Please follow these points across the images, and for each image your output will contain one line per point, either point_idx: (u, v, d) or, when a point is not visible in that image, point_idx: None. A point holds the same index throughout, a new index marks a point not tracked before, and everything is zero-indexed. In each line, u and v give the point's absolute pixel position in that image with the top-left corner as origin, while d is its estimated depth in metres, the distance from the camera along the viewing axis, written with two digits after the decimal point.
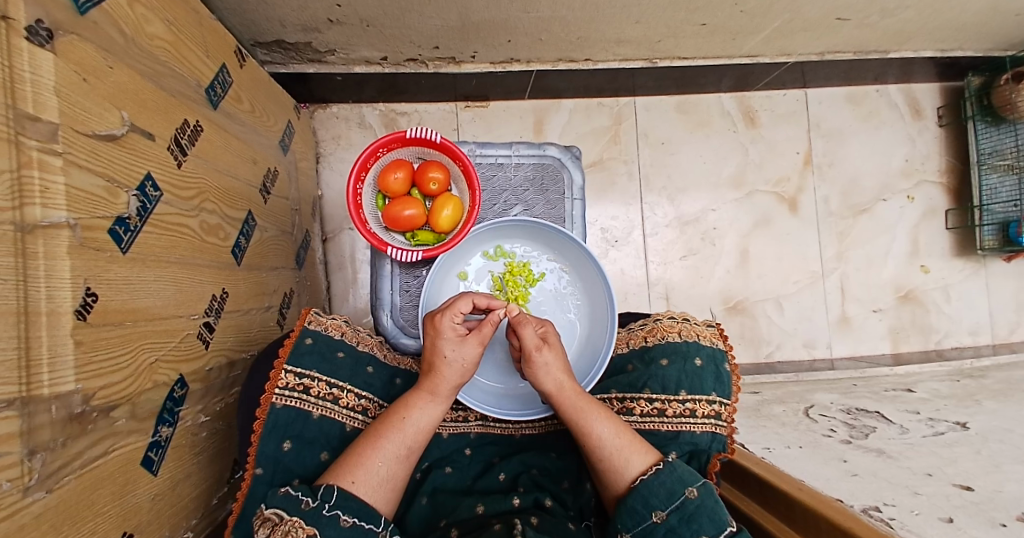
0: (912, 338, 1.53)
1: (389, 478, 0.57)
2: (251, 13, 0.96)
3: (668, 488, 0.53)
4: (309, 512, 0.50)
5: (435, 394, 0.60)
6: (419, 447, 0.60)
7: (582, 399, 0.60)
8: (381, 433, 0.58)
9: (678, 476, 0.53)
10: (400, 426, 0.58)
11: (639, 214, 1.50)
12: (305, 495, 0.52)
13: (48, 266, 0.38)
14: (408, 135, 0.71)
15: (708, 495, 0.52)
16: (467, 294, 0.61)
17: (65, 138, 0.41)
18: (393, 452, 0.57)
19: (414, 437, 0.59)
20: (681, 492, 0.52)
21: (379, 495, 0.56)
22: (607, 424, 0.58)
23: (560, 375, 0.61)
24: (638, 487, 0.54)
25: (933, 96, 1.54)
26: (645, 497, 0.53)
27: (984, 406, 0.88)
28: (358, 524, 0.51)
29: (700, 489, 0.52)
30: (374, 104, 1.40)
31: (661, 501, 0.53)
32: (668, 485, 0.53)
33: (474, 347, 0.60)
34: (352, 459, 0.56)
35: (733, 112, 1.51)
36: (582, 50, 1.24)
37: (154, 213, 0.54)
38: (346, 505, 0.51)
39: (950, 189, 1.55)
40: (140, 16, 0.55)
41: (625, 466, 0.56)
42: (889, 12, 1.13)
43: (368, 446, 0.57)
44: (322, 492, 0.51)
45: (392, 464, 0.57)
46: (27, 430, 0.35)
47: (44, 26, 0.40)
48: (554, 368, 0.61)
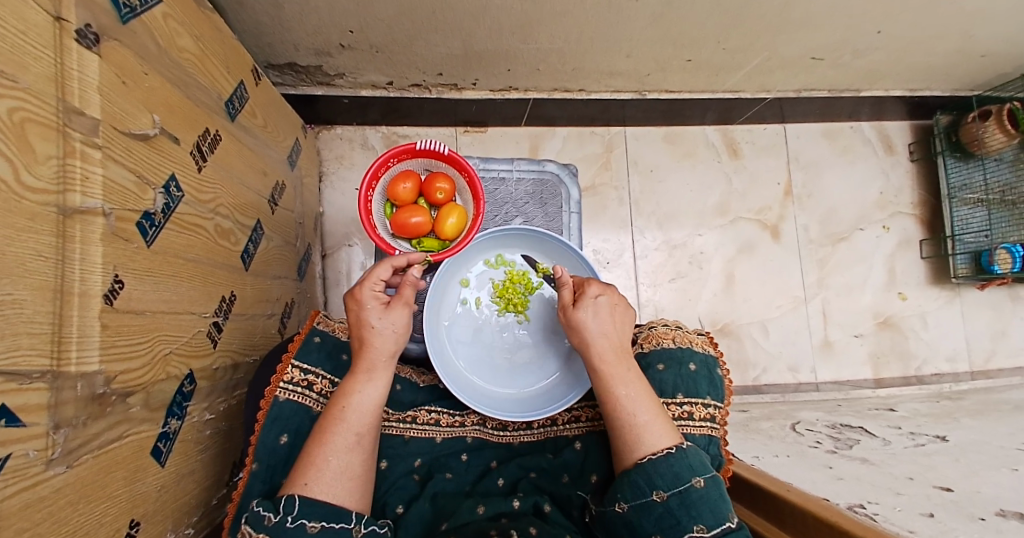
0: (892, 364, 1.58)
1: (346, 469, 0.56)
2: (268, 37, 1.02)
3: (674, 472, 0.53)
4: (273, 527, 0.50)
5: (373, 371, 0.61)
6: (371, 431, 0.60)
7: (616, 359, 0.60)
8: (327, 428, 0.58)
9: (688, 463, 0.54)
10: (342, 417, 0.58)
11: (629, 237, 1.56)
12: (267, 510, 0.51)
13: (83, 250, 0.41)
14: (418, 147, 0.76)
15: (714, 487, 0.53)
16: (385, 260, 0.66)
17: (105, 134, 0.44)
18: (343, 443, 0.57)
19: (361, 423, 0.59)
20: (688, 479, 0.53)
21: (339, 488, 0.55)
22: (626, 392, 0.58)
23: (594, 340, 0.61)
24: (644, 464, 0.55)
25: (902, 134, 1.65)
26: (649, 475, 0.54)
27: (962, 422, 0.91)
28: (326, 527, 0.51)
29: (706, 480, 0.53)
30: (377, 127, 1.46)
31: (665, 483, 0.53)
32: (675, 469, 0.53)
33: (399, 313, 0.63)
34: (304, 460, 0.56)
35: (717, 143, 1.60)
36: (576, 81, 1.33)
37: (176, 212, 0.56)
38: (311, 512, 0.51)
39: (921, 220, 1.64)
40: (172, 30, 0.60)
41: (638, 438, 0.57)
42: (859, 54, 1.24)
43: (317, 442, 0.57)
44: (282, 505, 0.51)
45: (345, 456, 0.57)
46: (55, 403, 0.37)
47: (91, 30, 0.43)
48: (589, 332, 0.62)
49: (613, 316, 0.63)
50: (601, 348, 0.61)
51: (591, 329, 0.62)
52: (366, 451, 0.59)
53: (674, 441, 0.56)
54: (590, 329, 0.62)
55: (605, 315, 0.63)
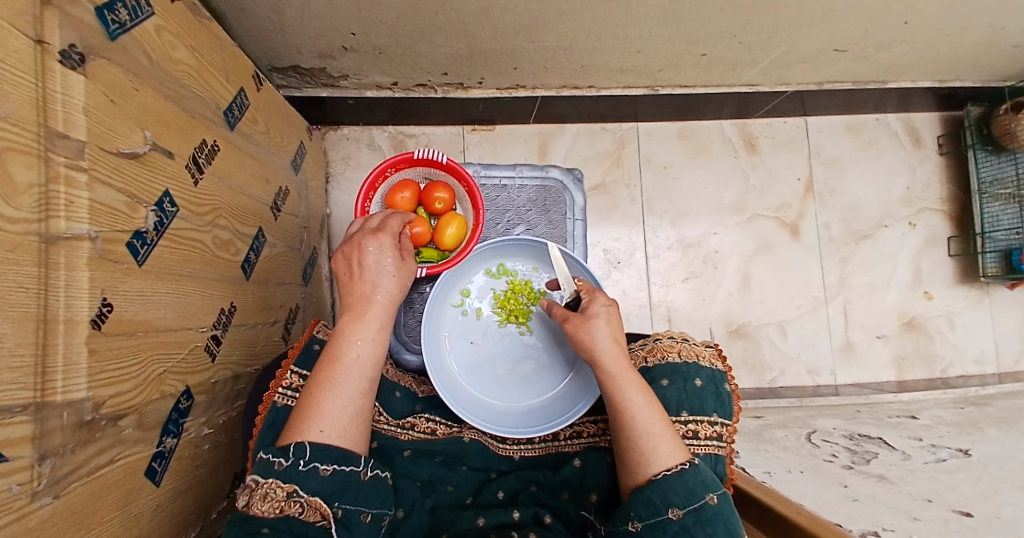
0: (917, 367, 1.52)
1: (357, 413, 0.58)
2: (270, 41, 1.02)
3: (688, 487, 0.51)
4: (285, 471, 0.51)
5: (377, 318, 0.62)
6: (375, 378, 0.60)
7: (622, 369, 0.58)
8: (330, 374, 0.57)
9: (702, 478, 0.52)
10: (354, 362, 0.59)
11: (641, 236, 1.52)
12: (276, 456, 0.52)
13: (68, 276, 0.40)
14: (415, 155, 0.75)
15: (726, 504, 0.52)
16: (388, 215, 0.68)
17: (91, 155, 0.44)
18: (350, 388, 0.57)
19: (371, 369, 0.60)
20: (702, 495, 0.51)
21: (349, 430, 0.56)
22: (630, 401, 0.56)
23: (607, 348, 0.59)
24: (659, 480, 0.52)
25: (933, 125, 1.57)
26: (664, 491, 0.51)
27: (987, 433, 0.86)
28: (337, 470, 0.53)
29: (719, 497, 0.52)
30: (383, 126, 1.45)
31: (680, 498, 0.51)
32: (689, 485, 0.51)
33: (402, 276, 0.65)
34: (308, 403, 0.55)
35: (734, 138, 1.54)
36: (585, 78, 1.29)
37: (169, 227, 0.56)
38: (324, 456, 0.53)
39: (952, 216, 1.56)
40: (166, 42, 0.59)
41: (651, 453, 0.54)
42: (885, 45, 1.17)
43: (321, 387, 0.56)
44: (295, 451, 0.51)
45: (353, 400, 0.57)
46: (40, 433, 0.37)
47: (76, 50, 0.43)
48: (603, 339, 0.60)
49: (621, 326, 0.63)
50: (614, 354, 0.59)
51: (604, 337, 0.60)
52: (371, 396, 0.60)
53: (686, 457, 0.54)
54: (602, 334, 0.60)
55: (615, 323, 0.62)
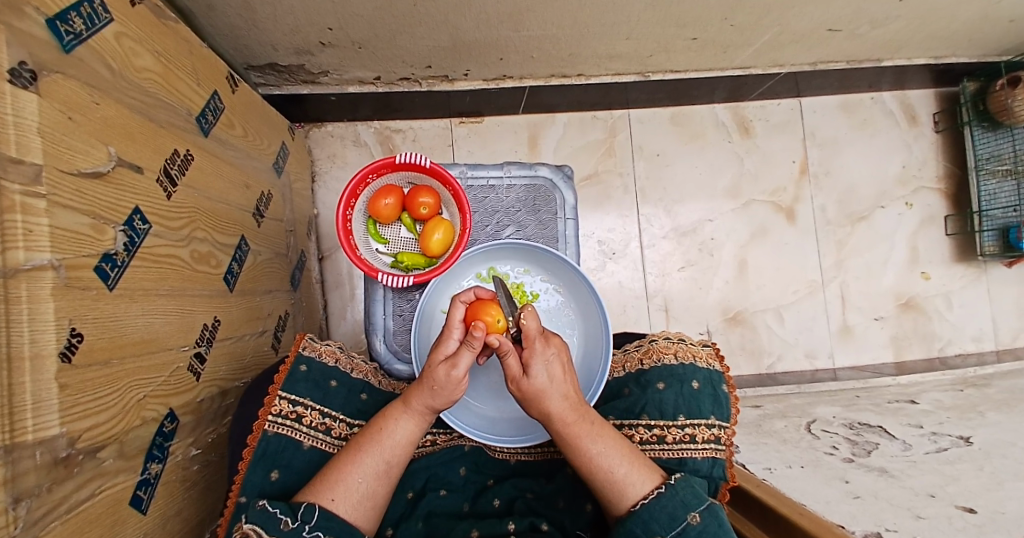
0: (914, 346, 1.52)
1: (370, 495, 0.54)
2: (244, 39, 0.98)
3: (668, 513, 0.50)
4: (289, 533, 0.48)
5: (425, 412, 0.57)
6: (403, 462, 0.57)
7: (577, 421, 0.55)
8: (360, 446, 0.56)
9: (680, 499, 0.51)
10: (379, 440, 0.56)
11: (636, 226, 1.50)
12: (284, 514, 0.49)
13: (32, 309, 0.38)
14: (398, 160, 0.74)
15: (711, 519, 0.50)
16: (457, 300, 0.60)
17: (48, 178, 0.41)
18: (374, 467, 0.55)
19: (396, 455, 0.56)
20: (683, 517, 0.50)
21: (361, 513, 0.53)
22: (596, 447, 0.54)
23: (553, 406, 0.54)
24: (638, 511, 0.51)
25: (928, 103, 1.54)
26: (645, 522, 0.50)
27: (987, 417, 0.86)
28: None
29: (702, 514, 0.50)
30: (368, 122, 1.41)
31: (662, 526, 0.50)
32: (669, 510, 0.51)
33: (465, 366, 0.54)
34: (329, 472, 0.55)
35: (728, 122, 1.51)
36: (574, 66, 1.25)
37: (142, 246, 0.54)
38: (327, 526, 0.49)
39: (948, 195, 1.54)
40: (128, 49, 0.56)
41: (622, 492, 0.53)
42: (879, 24, 1.14)
43: (347, 463, 0.55)
44: (303, 512, 0.49)
45: (373, 481, 0.54)
46: (13, 477, 0.35)
47: (26, 68, 0.40)
48: (548, 399, 0.54)
49: (563, 373, 0.55)
50: (561, 409, 0.54)
51: (549, 395, 0.54)
52: (391, 481, 0.56)
53: (656, 482, 0.54)
54: (547, 394, 0.54)
55: (556, 374, 0.54)
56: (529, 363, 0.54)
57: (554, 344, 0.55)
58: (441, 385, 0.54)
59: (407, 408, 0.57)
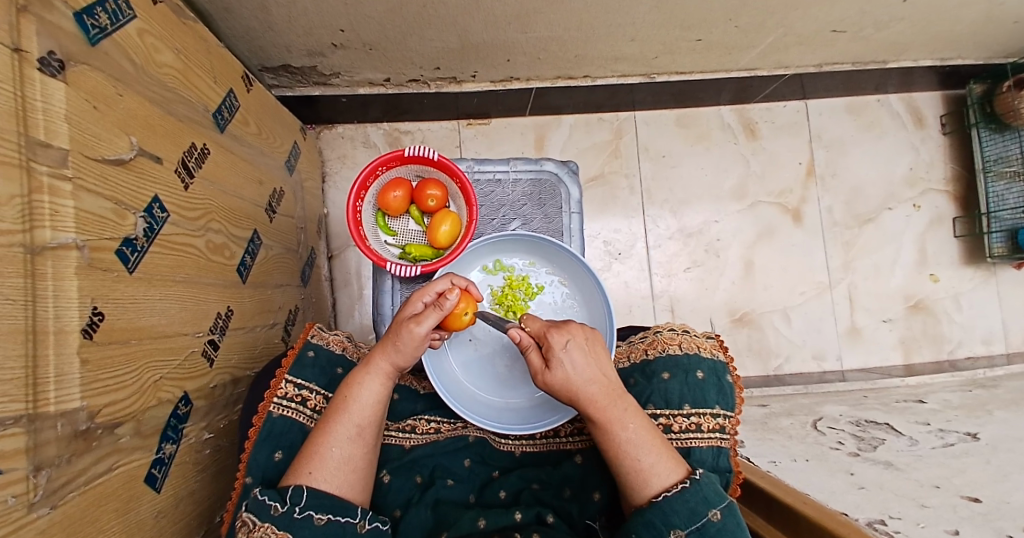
0: (924, 348, 1.50)
1: (347, 461, 0.55)
2: (259, 40, 1.01)
3: (690, 507, 0.50)
4: (280, 517, 0.48)
5: (390, 371, 0.59)
6: (375, 425, 0.58)
7: (613, 408, 0.55)
8: (331, 417, 0.56)
9: (704, 496, 0.51)
10: (345, 406, 0.57)
11: (642, 227, 1.50)
12: (274, 499, 0.50)
13: (56, 286, 0.40)
14: (406, 153, 0.76)
15: (731, 517, 0.50)
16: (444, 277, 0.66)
17: (74, 163, 0.43)
18: (346, 433, 0.55)
19: (365, 416, 0.57)
20: (704, 512, 0.50)
21: (341, 480, 0.54)
22: (625, 435, 0.54)
23: (585, 392, 0.55)
24: (659, 503, 0.51)
25: (935, 104, 1.54)
26: (665, 514, 0.51)
27: (996, 416, 0.86)
28: (332, 520, 0.50)
29: (723, 511, 0.50)
30: (378, 124, 1.43)
31: (682, 519, 0.50)
32: (691, 505, 0.50)
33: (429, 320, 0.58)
34: (305, 446, 0.55)
35: (733, 124, 1.52)
36: (580, 67, 1.27)
37: (160, 233, 0.56)
38: (317, 504, 0.50)
39: (957, 196, 1.53)
40: (149, 46, 0.58)
41: (645, 480, 0.53)
42: (884, 25, 1.14)
43: (321, 436, 0.55)
44: (291, 496, 0.49)
45: (347, 447, 0.55)
46: (34, 446, 0.36)
47: (56, 57, 0.42)
48: (579, 385, 0.55)
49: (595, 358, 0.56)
50: (594, 394, 0.55)
51: (578, 383, 0.55)
52: (367, 443, 0.57)
53: (682, 475, 0.54)
54: (577, 384, 0.55)
55: (583, 361, 0.55)
56: (553, 356, 0.55)
57: (569, 331, 0.57)
58: (404, 341, 0.58)
59: (369, 370, 0.59)
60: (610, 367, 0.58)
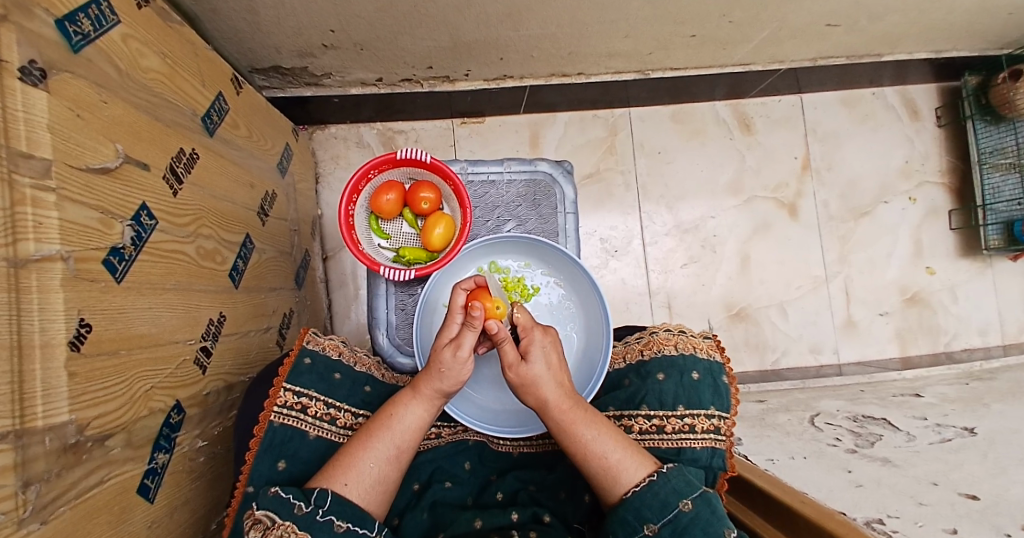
0: (920, 341, 1.51)
1: (381, 480, 0.55)
2: (248, 41, 0.99)
3: (660, 499, 0.50)
4: (302, 517, 0.48)
5: (434, 396, 0.58)
6: (413, 449, 0.58)
7: (572, 409, 0.56)
8: (374, 432, 0.56)
9: (672, 487, 0.51)
10: (388, 425, 0.56)
11: (638, 223, 1.50)
12: (297, 499, 0.50)
13: (42, 300, 0.39)
14: (398, 156, 0.75)
15: (704, 506, 0.50)
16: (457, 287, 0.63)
17: (58, 173, 0.42)
18: (384, 452, 0.55)
19: (406, 440, 0.57)
20: (675, 503, 0.50)
21: (372, 497, 0.54)
22: (591, 432, 0.55)
23: (548, 394, 0.56)
24: (629, 499, 0.52)
25: (930, 97, 1.53)
26: (636, 509, 0.51)
27: (992, 409, 0.86)
28: (352, 529, 0.48)
29: (694, 501, 0.50)
30: (371, 123, 1.42)
31: (654, 513, 0.50)
32: (661, 497, 0.50)
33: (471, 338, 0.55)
34: (343, 455, 0.55)
35: (728, 119, 1.51)
36: (573, 64, 1.26)
37: (148, 241, 0.55)
38: (340, 511, 0.49)
39: (952, 189, 1.53)
40: (134, 50, 0.57)
41: (615, 477, 0.53)
42: (878, 17, 1.14)
43: (360, 448, 0.55)
44: (316, 497, 0.50)
45: (383, 466, 0.55)
46: (23, 461, 0.36)
47: (37, 66, 0.41)
48: (544, 386, 0.56)
49: (559, 363, 0.58)
50: (556, 397, 0.56)
51: (544, 383, 0.56)
52: (402, 464, 0.57)
53: (651, 469, 0.54)
54: (542, 384, 0.56)
55: (550, 363, 0.57)
56: (530, 350, 0.56)
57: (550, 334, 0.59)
58: (449, 369, 0.56)
59: (416, 394, 0.58)
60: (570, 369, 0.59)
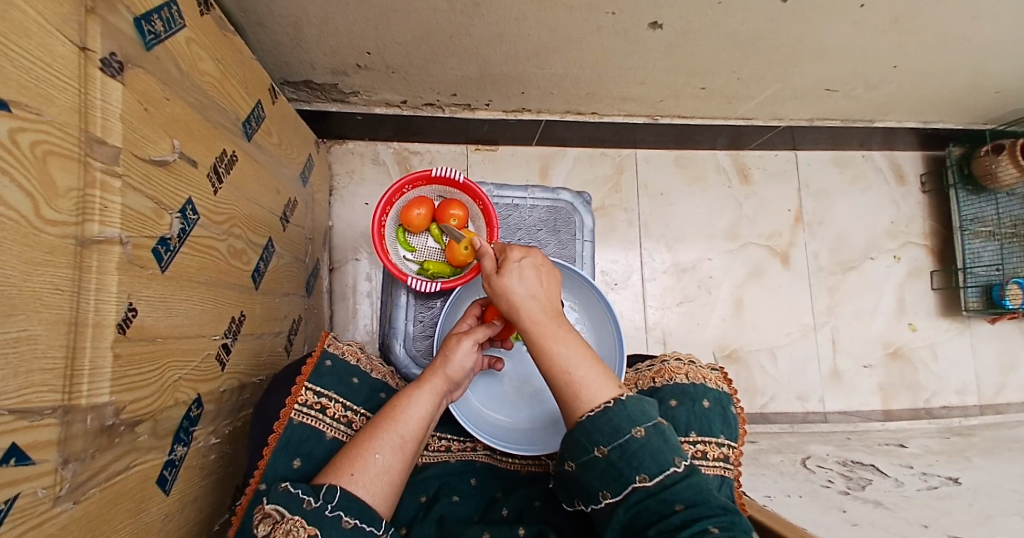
0: (902, 396, 1.55)
1: (388, 470, 0.55)
2: (287, 55, 1.04)
3: (699, 491, 0.48)
4: (311, 512, 0.48)
5: (438, 386, 0.63)
6: (417, 442, 0.59)
7: (545, 320, 0.54)
8: (380, 423, 0.58)
9: (700, 474, 0.49)
10: (394, 415, 0.58)
11: (638, 260, 1.55)
12: (307, 494, 0.49)
13: (100, 281, 0.40)
14: (433, 174, 0.80)
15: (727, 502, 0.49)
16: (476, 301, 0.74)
17: (125, 161, 0.44)
18: (390, 442, 0.56)
19: (411, 429, 0.58)
20: (709, 494, 0.48)
21: (378, 488, 0.53)
22: (560, 349, 0.52)
23: (524, 303, 0.54)
24: (583, 421, 0.50)
25: (915, 163, 1.65)
26: (589, 431, 0.50)
27: (975, 462, 0.89)
28: (360, 526, 0.48)
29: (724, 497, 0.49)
30: (388, 142, 1.47)
31: (690, 498, 0.47)
32: (615, 422, 0.49)
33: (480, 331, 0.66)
34: (349, 449, 0.56)
35: (728, 168, 1.60)
36: (589, 104, 1.34)
37: (191, 235, 0.56)
38: (348, 507, 0.49)
39: (934, 250, 1.62)
40: (194, 54, 0.61)
41: (576, 392, 0.51)
42: (872, 86, 1.24)
43: (367, 438, 0.56)
44: (325, 491, 0.49)
45: (390, 456, 0.55)
46: (64, 438, 0.36)
47: (116, 59, 0.44)
48: (520, 299, 0.54)
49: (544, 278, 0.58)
50: (533, 309, 0.54)
51: (518, 296, 0.55)
52: (409, 459, 0.57)
53: (615, 391, 0.52)
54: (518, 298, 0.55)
55: (529, 278, 0.56)
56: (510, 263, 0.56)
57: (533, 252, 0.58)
58: (453, 352, 0.64)
59: (421, 385, 0.62)
60: (557, 294, 0.58)
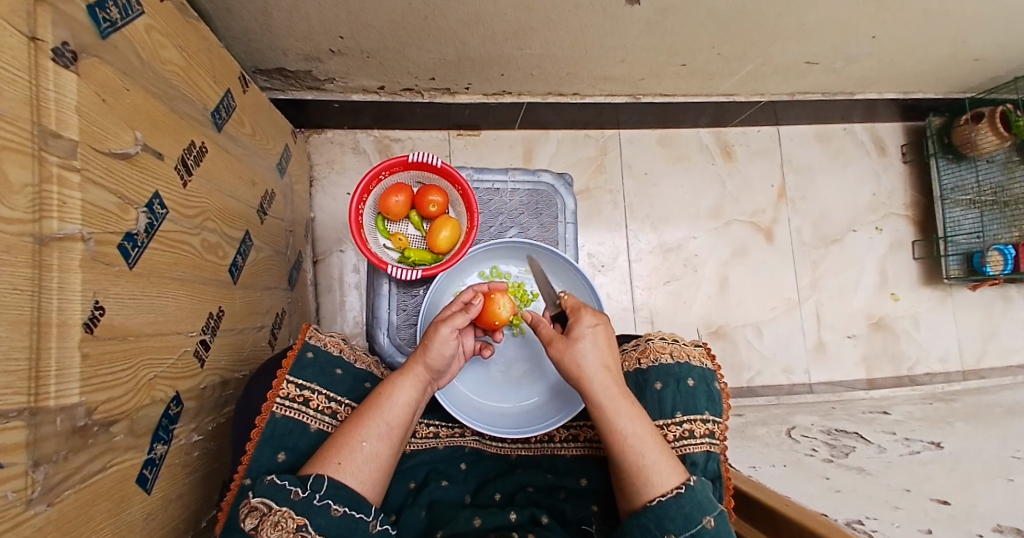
0: (883, 365, 1.60)
1: (376, 456, 0.55)
2: (256, 42, 1.01)
3: (684, 513, 0.51)
4: (300, 502, 0.48)
5: (420, 373, 0.63)
6: (402, 429, 0.59)
7: (616, 399, 0.59)
8: (365, 412, 0.57)
9: (698, 502, 0.52)
10: (378, 404, 0.58)
11: (624, 241, 1.55)
12: (294, 485, 0.49)
13: (62, 277, 0.39)
14: (410, 159, 0.78)
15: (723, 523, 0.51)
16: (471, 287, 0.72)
17: (83, 154, 0.42)
18: (377, 430, 0.56)
19: (396, 417, 0.58)
20: (699, 520, 0.50)
21: (366, 474, 0.54)
22: (631, 429, 0.57)
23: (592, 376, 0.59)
24: (654, 506, 0.53)
25: (895, 135, 1.66)
26: (659, 517, 0.51)
27: (954, 427, 0.92)
28: (348, 513, 0.49)
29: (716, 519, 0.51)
30: (368, 130, 1.44)
31: (677, 526, 0.51)
32: (686, 510, 0.51)
33: (460, 318, 0.65)
34: (334, 439, 0.55)
35: (711, 146, 1.60)
36: (571, 85, 1.32)
37: (160, 230, 0.55)
38: (337, 495, 0.50)
39: (914, 221, 1.65)
40: (155, 42, 0.58)
41: (647, 477, 0.55)
42: (852, 59, 1.24)
43: (353, 427, 0.56)
44: (313, 482, 0.49)
45: (377, 443, 0.56)
46: (33, 440, 0.35)
47: (69, 48, 0.42)
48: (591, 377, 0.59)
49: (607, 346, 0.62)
50: (604, 383, 0.59)
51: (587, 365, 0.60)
52: (396, 445, 0.58)
53: (680, 478, 0.55)
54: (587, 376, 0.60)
55: (597, 350, 0.61)
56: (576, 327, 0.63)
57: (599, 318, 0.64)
58: (433, 340, 0.63)
59: (404, 372, 0.62)
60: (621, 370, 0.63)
